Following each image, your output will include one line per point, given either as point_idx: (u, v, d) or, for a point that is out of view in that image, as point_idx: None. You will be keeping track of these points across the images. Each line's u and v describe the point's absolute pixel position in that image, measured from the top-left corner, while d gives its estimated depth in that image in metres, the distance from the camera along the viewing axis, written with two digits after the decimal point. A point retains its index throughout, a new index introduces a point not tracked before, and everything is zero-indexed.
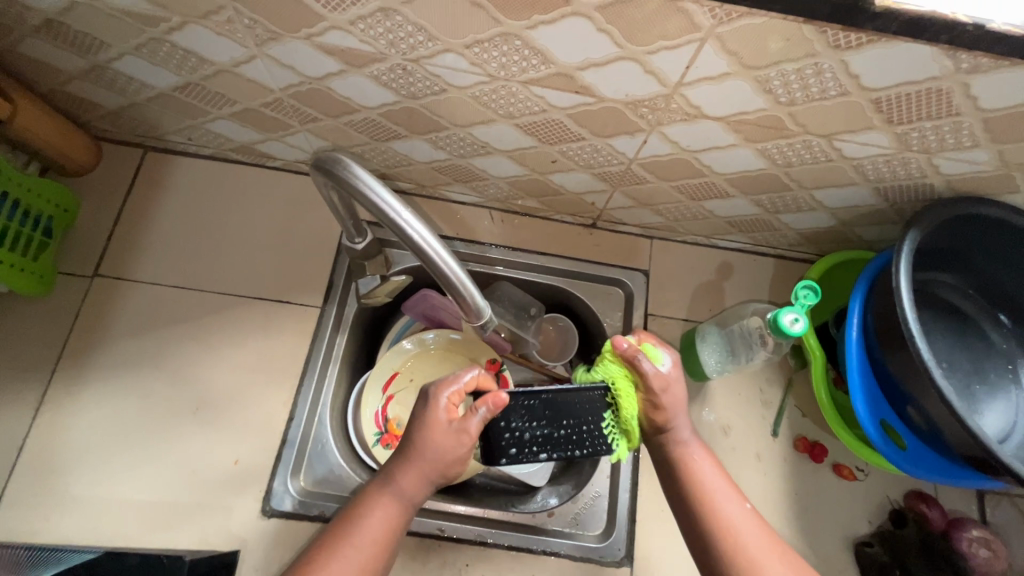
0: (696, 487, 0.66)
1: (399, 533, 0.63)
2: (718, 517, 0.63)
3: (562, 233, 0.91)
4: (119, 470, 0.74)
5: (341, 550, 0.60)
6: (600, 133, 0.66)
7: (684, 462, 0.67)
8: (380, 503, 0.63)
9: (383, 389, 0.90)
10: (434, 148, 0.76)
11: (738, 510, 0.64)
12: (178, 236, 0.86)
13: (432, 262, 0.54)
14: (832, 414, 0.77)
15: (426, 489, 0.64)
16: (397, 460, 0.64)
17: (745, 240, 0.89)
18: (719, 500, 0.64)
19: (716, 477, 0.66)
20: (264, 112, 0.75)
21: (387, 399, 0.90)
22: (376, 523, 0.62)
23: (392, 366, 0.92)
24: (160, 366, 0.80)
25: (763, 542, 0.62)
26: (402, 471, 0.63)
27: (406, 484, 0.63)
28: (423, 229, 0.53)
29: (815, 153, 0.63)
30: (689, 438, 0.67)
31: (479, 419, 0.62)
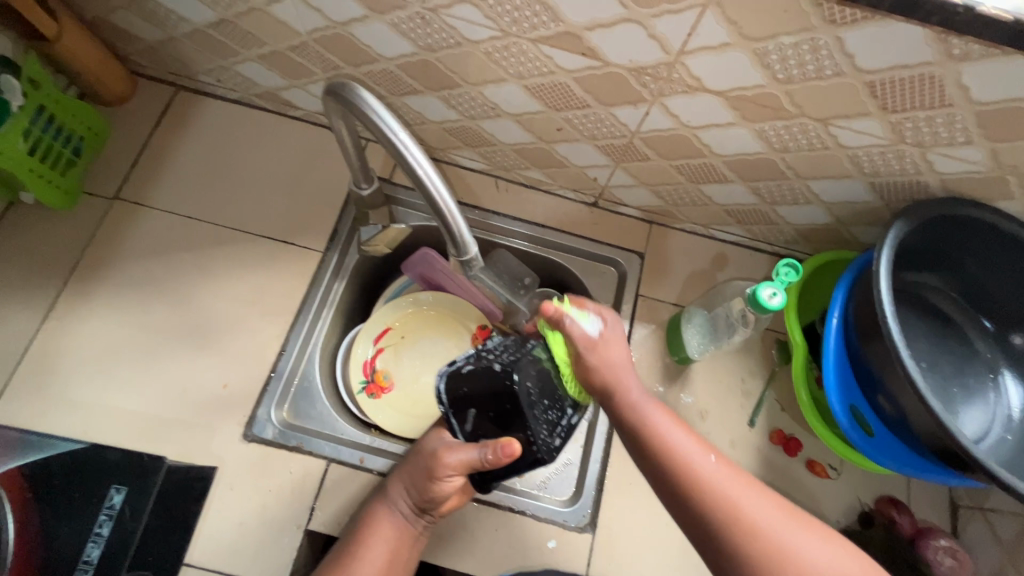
0: (665, 452, 0.59)
1: (399, 553, 0.70)
2: (690, 476, 0.57)
3: (564, 208, 0.94)
4: (113, 380, 0.78)
5: (362, 558, 0.68)
6: (604, 102, 0.68)
7: (648, 424, 0.62)
8: (380, 521, 0.69)
9: (374, 340, 0.93)
10: (446, 107, 0.79)
11: (708, 466, 0.58)
12: (198, 172, 0.90)
13: (425, 188, 0.56)
14: (809, 407, 0.77)
15: (411, 503, 0.70)
16: (399, 484, 0.71)
17: (743, 233, 0.90)
18: (682, 451, 0.59)
19: (678, 432, 0.61)
20: (290, 56, 0.79)
21: (377, 350, 0.92)
22: (386, 539, 0.69)
23: (385, 320, 0.94)
24: (165, 290, 0.84)
25: (750, 493, 0.57)
26: (392, 484, 0.71)
27: (396, 494, 0.70)
28: (421, 157, 0.55)
29: (811, 138, 0.65)
30: (642, 398, 0.63)
31: (451, 482, 0.67)
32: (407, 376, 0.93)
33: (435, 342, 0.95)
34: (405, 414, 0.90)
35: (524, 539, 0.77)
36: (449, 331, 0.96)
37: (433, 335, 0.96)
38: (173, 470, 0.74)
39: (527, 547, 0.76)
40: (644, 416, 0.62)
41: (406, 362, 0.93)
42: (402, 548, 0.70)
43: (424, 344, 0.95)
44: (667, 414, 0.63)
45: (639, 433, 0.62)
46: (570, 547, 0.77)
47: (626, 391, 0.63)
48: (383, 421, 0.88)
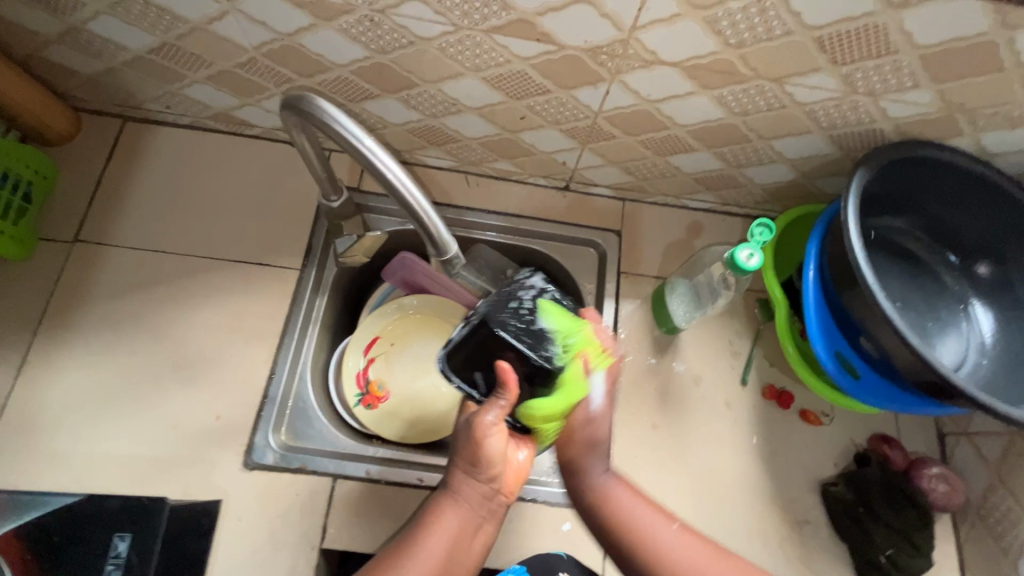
0: (636, 549, 0.64)
1: (461, 546, 0.62)
2: (653, 551, 0.64)
3: (536, 195, 0.94)
4: (100, 427, 0.76)
5: (420, 554, 0.60)
6: (564, 86, 0.69)
7: (612, 503, 0.67)
8: (443, 513, 0.62)
9: (364, 351, 0.92)
10: (406, 108, 0.79)
11: (671, 536, 0.65)
12: (160, 204, 0.88)
13: (396, 191, 0.55)
14: (796, 359, 0.79)
15: (472, 484, 0.63)
16: (456, 468, 0.63)
17: (713, 199, 0.92)
18: (651, 528, 0.65)
19: (643, 508, 0.67)
20: (239, 74, 0.76)
21: (368, 361, 0.92)
22: (449, 528, 0.61)
23: (373, 330, 0.94)
24: (140, 328, 0.81)
25: (715, 564, 0.63)
26: (448, 469, 0.64)
27: (455, 479, 0.63)
28: (389, 161, 0.55)
29: (768, 99, 0.66)
30: (607, 478, 0.69)
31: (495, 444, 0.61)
32: (401, 383, 0.92)
33: (425, 346, 0.95)
34: (404, 421, 0.89)
35: (539, 526, 0.78)
36: (438, 333, 0.96)
37: (422, 339, 0.95)
38: (176, 508, 0.73)
39: (543, 533, 0.77)
40: (606, 495, 0.68)
41: (399, 369, 0.93)
42: (467, 536, 0.62)
43: (415, 348, 0.95)
44: (634, 493, 0.68)
45: (608, 530, 0.67)
46: (585, 527, 0.78)
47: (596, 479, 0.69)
48: (382, 430, 0.88)
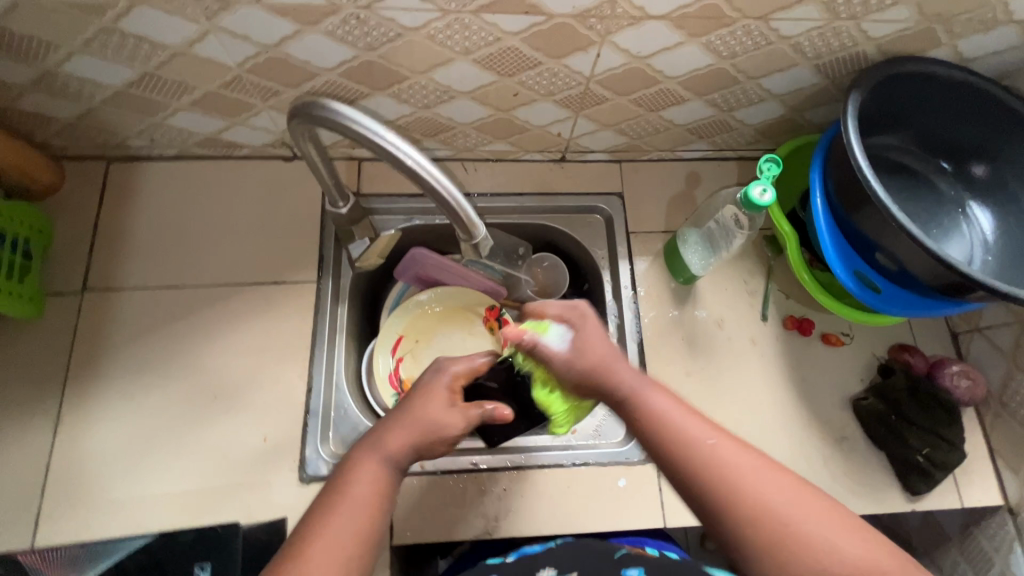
0: (707, 469, 0.59)
1: (384, 510, 0.61)
2: (741, 493, 0.57)
3: (535, 171, 0.95)
4: (150, 468, 0.76)
5: (341, 513, 0.58)
6: (555, 55, 0.69)
7: (683, 438, 0.62)
8: (364, 469, 0.63)
9: (392, 352, 0.93)
10: (398, 103, 0.78)
11: (772, 493, 0.57)
12: (163, 239, 0.86)
13: (421, 177, 0.56)
14: (813, 285, 0.83)
15: (410, 452, 0.65)
16: (386, 424, 0.67)
17: (707, 146, 0.94)
18: (744, 471, 0.58)
19: (692, 422, 0.63)
20: (225, 94, 0.75)
21: (398, 360, 0.93)
22: (370, 483, 0.61)
23: (396, 330, 0.95)
24: (169, 365, 0.81)
25: (762, 472, 0.59)
26: (388, 429, 0.66)
27: (389, 439, 0.65)
28: (409, 149, 0.55)
29: (755, 38, 0.68)
30: (676, 412, 0.64)
31: (460, 430, 0.68)
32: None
33: (449, 336, 0.97)
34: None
35: (596, 486, 0.80)
36: (460, 322, 0.98)
37: (446, 330, 0.98)
38: (248, 530, 0.73)
39: (601, 492, 0.80)
40: (650, 410, 0.65)
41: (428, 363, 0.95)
42: (387, 497, 0.62)
43: (441, 341, 0.97)
44: (677, 408, 0.64)
45: (673, 452, 0.61)
46: (640, 479, 0.81)
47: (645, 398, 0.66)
48: None
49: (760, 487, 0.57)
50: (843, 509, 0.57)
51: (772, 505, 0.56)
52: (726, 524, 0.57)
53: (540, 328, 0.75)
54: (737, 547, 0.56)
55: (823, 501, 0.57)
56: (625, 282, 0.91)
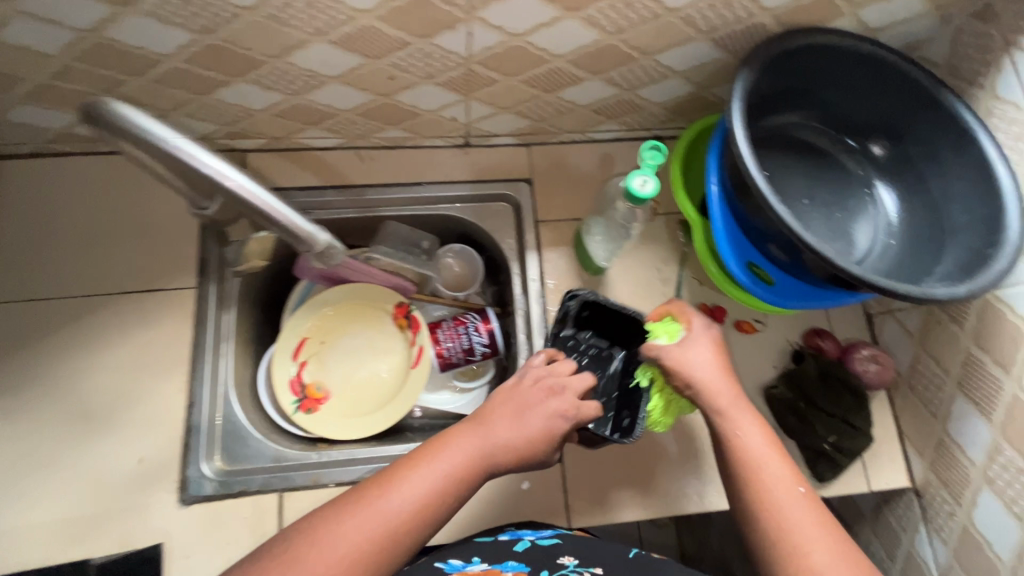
0: (749, 480, 0.58)
1: (420, 520, 0.54)
2: (774, 513, 0.55)
3: (437, 158, 0.89)
4: (12, 498, 0.70)
5: (398, 492, 0.54)
6: (421, 34, 0.62)
7: (743, 447, 0.60)
8: (464, 440, 0.59)
9: (293, 356, 0.88)
10: (264, 90, 0.71)
11: (805, 524, 0.54)
12: (21, 247, 0.79)
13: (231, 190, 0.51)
14: (718, 275, 0.78)
15: (512, 438, 0.61)
16: (495, 404, 0.64)
17: (618, 126, 0.88)
18: (777, 494, 0.56)
19: (757, 436, 0.61)
20: (59, 85, 0.67)
21: (300, 365, 0.88)
22: (455, 459, 0.58)
23: (299, 332, 0.89)
24: (32, 385, 0.74)
25: (775, 462, 0.59)
26: (492, 413, 0.62)
27: (501, 425, 0.61)
28: (212, 158, 0.50)
29: (639, 10, 0.62)
30: (748, 423, 0.61)
31: (542, 423, 0.62)
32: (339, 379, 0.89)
33: (357, 336, 0.92)
34: (350, 418, 0.86)
35: (499, 491, 0.77)
36: (368, 320, 0.93)
37: (352, 330, 0.92)
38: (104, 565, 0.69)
39: (504, 497, 0.77)
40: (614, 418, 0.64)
41: (334, 366, 0.90)
42: (440, 502, 0.56)
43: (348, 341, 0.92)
44: (763, 436, 0.61)
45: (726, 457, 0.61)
46: (545, 482, 0.78)
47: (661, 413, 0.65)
48: (325, 431, 0.84)
49: (788, 509, 0.55)
50: (857, 549, 0.53)
51: (790, 526, 0.54)
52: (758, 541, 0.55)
53: (670, 333, 0.69)
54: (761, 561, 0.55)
55: (829, 532, 0.53)
56: (533, 275, 0.86)
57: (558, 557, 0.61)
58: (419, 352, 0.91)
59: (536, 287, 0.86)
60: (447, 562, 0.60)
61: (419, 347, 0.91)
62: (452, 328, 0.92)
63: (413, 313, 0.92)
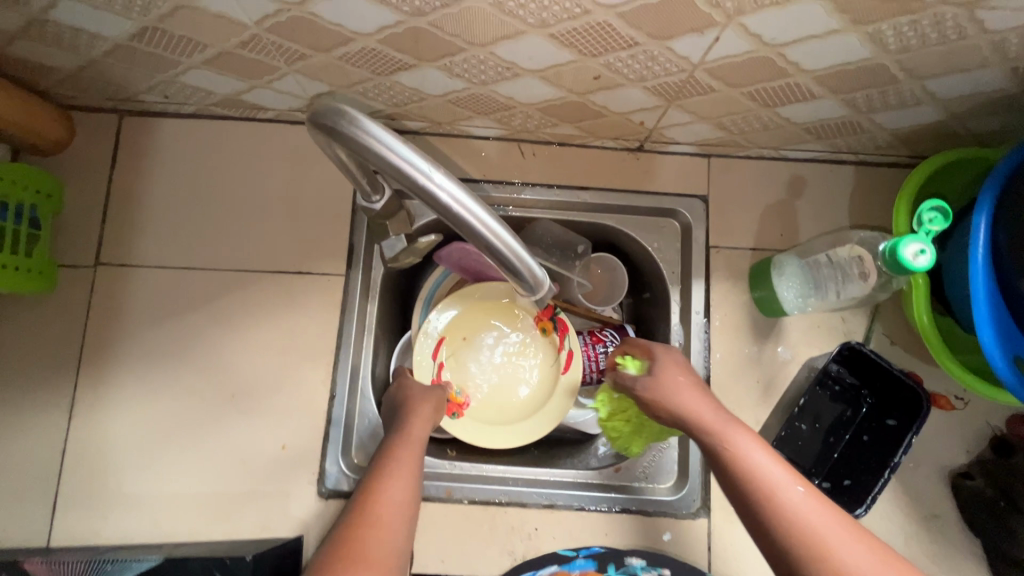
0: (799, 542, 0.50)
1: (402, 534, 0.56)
2: None
3: (605, 160, 0.79)
4: (164, 466, 0.72)
5: (380, 512, 0.56)
6: (658, 35, 0.52)
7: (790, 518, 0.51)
8: (399, 450, 0.62)
9: (433, 355, 0.79)
10: (449, 77, 0.63)
11: None
12: (180, 213, 0.77)
13: (465, 224, 0.42)
14: (935, 339, 0.67)
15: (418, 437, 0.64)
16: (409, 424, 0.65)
17: (823, 147, 0.75)
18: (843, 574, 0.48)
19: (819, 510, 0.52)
20: (242, 54, 0.62)
21: (440, 365, 0.79)
22: (404, 484, 0.59)
23: (437, 330, 0.80)
24: (184, 356, 0.75)
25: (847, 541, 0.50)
26: (408, 420, 0.66)
27: (413, 429, 0.65)
28: (451, 186, 0.41)
29: (945, 30, 0.49)
30: (792, 493, 0.53)
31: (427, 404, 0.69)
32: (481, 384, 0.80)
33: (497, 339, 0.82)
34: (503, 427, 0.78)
35: (638, 538, 0.72)
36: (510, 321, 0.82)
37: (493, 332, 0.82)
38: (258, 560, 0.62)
39: (642, 545, 0.72)
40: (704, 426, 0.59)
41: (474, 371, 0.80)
42: (402, 513, 0.57)
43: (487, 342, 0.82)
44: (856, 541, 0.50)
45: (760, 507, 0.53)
46: (688, 536, 0.72)
47: (731, 441, 0.57)
48: (472, 439, 0.76)
49: None
50: None
51: None
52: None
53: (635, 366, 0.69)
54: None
55: None
56: (697, 306, 0.77)
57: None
58: (568, 358, 0.79)
59: (700, 322, 0.77)
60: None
61: (569, 351, 0.79)
62: (589, 345, 0.82)
63: (560, 316, 0.80)
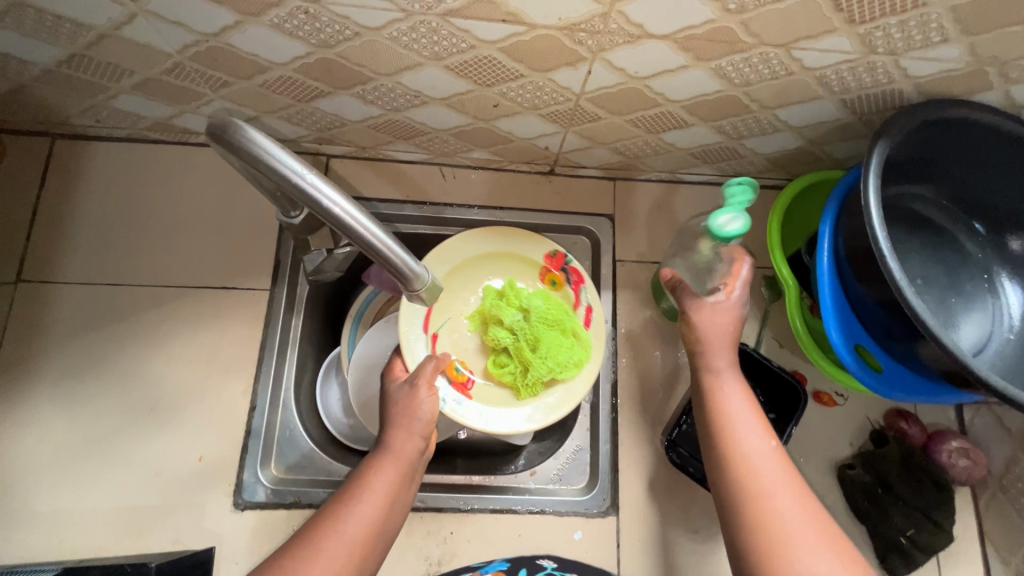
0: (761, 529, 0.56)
1: (366, 552, 0.59)
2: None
3: (520, 183, 0.86)
4: (76, 482, 0.71)
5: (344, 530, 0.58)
6: (539, 68, 0.60)
7: (759, 505, 0.57)
8: (377, 469, 0.63)
9: (424, 327, 0.75)
10: (364, 104, 0.70)
11: None
12: (106, 232, 0.80)
13: (348, 229, 0.43)
14: (807, 340, 0.73)
15: (410, 451, 0.64)
16: (391, 438, 0.65)
17: (712, 171, 0.84)
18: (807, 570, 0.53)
19: (794, 510, 0.56)
20: (168, 80, 0.67)
21: (431, 337, 0.76)
22: (371, 506, 0.60)
23: (424, 300, 0.76)
24: (103, 370, 0.75)
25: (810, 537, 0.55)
26: (392, 436, 0.65)
27: (394, 446, 0.64)
28: (333, 193, 0.42)
29: (774, 67, 0.58)
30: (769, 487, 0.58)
31: (426, 405, 0.66)
32: (476, 349, 0.79)
33: (473, 289, 0.81)
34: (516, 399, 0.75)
35: (551, 537, 0.75)
36: (528, 268, 0.81)
37: (471, 282, 0.81)
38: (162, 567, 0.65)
39: (555, 544, 0.75)
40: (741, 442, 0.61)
41: (464, 337, 0.79)
42: (365, 533, 0.59)
43: (469, 305, 0.80)
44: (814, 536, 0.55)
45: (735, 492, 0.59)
46: (598, 534, 0.75)
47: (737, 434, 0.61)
48: (478, 421, 0.72)
49: None
50: None
51: None
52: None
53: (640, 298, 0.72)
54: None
55: None
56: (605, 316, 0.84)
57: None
58: (587, 314, 0.77)
59: (608, 330, 0.83)
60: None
61: (587, 307, 0.77)
62: None
63: (571, 266, 0.78)
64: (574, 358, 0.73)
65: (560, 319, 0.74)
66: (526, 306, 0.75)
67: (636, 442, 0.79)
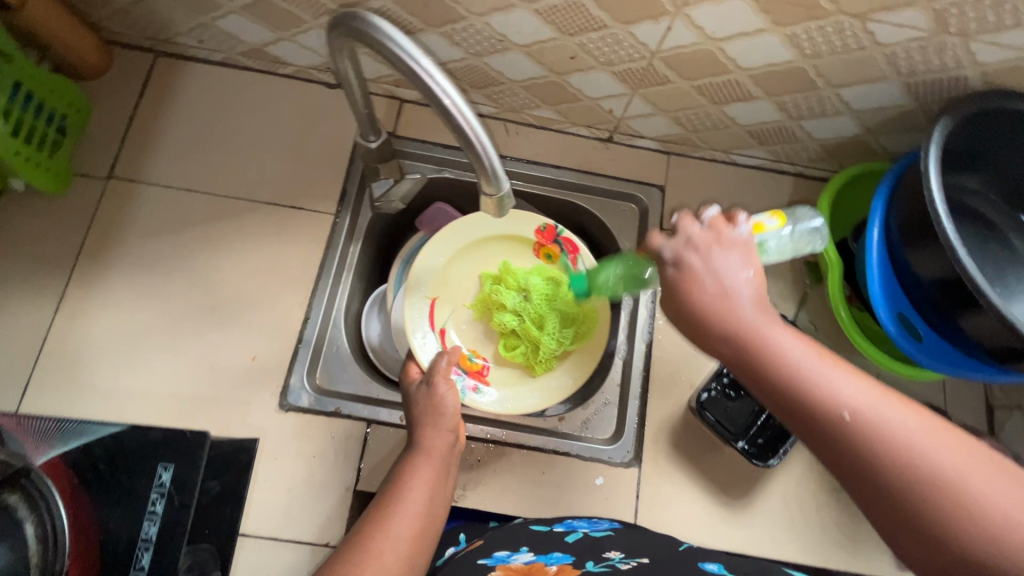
0: (844, 435, 0.40)
1: (427, 537, 0.61)
2: (910, 473, 0.38)
3: (578, 146, 0.90)
4: (138, 363, 0.76)
5: (398, 521, 0.60)
6: (623, 20, 0.64)
7: (823, 399, 0.42)
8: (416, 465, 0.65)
9: (430, 323, 0.82)
10: (449, 45, 0.75)
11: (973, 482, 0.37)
12: (193, 143, 0.86)
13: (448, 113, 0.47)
14: (849, 324, 0.77)
15: (441, 443, 0.67)
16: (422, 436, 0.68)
17: (765, 154, 0.87)
18: (918, 449, 0.38)
19: (864, 391, 0.42)
20: (277, 3, 0.73)
21: (439, 332, 0.82)
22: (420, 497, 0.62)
23: (425, 295, 0.83)
24: (174, 267, 0.81)
25: (901, 412, 0.40)
26: (422, 434, 0.68)
27: (424, 442, 0.67)
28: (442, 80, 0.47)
29: (846, 39, 0.61)
30: (823, 374, 0.43)
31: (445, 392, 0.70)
32: (483, 339, 0.85)
33: (471, 279, 0.86)
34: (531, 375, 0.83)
35: (572, 479, 0.77)
36: (523, 247, 0.87)
37: (467, 270, 0.87)
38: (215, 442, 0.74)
39: (577, 486, 0.77)
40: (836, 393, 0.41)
41: (469, 326, 0.85)
42: (419, 521, 0.61)
43: (469, 294, 0.86)
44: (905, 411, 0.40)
45: (790, 404, 0.43)
46: (618, 482, 0.77)
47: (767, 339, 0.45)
48: (499, 402, 0.78)
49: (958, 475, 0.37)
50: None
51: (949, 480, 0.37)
52: (883, 503, 0.39)
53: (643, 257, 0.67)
54: (876, 508, 0.39)
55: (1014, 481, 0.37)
56: None
57: (604, 552, 0.61)
58: None
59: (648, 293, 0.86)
60: (492, 556, 0.60)
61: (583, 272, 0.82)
62: None
63: (564, 237, 0.83)
64: (579, 328, 0.81)
65: (560, 292, 0.81)
66: (523, 286, 0.81)
67: (665, 401, 0.81)
